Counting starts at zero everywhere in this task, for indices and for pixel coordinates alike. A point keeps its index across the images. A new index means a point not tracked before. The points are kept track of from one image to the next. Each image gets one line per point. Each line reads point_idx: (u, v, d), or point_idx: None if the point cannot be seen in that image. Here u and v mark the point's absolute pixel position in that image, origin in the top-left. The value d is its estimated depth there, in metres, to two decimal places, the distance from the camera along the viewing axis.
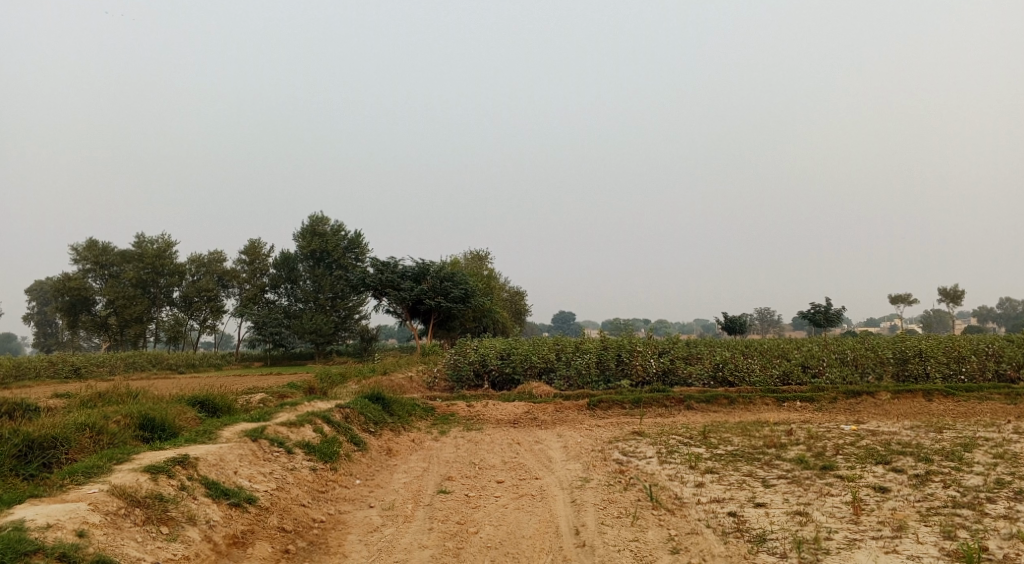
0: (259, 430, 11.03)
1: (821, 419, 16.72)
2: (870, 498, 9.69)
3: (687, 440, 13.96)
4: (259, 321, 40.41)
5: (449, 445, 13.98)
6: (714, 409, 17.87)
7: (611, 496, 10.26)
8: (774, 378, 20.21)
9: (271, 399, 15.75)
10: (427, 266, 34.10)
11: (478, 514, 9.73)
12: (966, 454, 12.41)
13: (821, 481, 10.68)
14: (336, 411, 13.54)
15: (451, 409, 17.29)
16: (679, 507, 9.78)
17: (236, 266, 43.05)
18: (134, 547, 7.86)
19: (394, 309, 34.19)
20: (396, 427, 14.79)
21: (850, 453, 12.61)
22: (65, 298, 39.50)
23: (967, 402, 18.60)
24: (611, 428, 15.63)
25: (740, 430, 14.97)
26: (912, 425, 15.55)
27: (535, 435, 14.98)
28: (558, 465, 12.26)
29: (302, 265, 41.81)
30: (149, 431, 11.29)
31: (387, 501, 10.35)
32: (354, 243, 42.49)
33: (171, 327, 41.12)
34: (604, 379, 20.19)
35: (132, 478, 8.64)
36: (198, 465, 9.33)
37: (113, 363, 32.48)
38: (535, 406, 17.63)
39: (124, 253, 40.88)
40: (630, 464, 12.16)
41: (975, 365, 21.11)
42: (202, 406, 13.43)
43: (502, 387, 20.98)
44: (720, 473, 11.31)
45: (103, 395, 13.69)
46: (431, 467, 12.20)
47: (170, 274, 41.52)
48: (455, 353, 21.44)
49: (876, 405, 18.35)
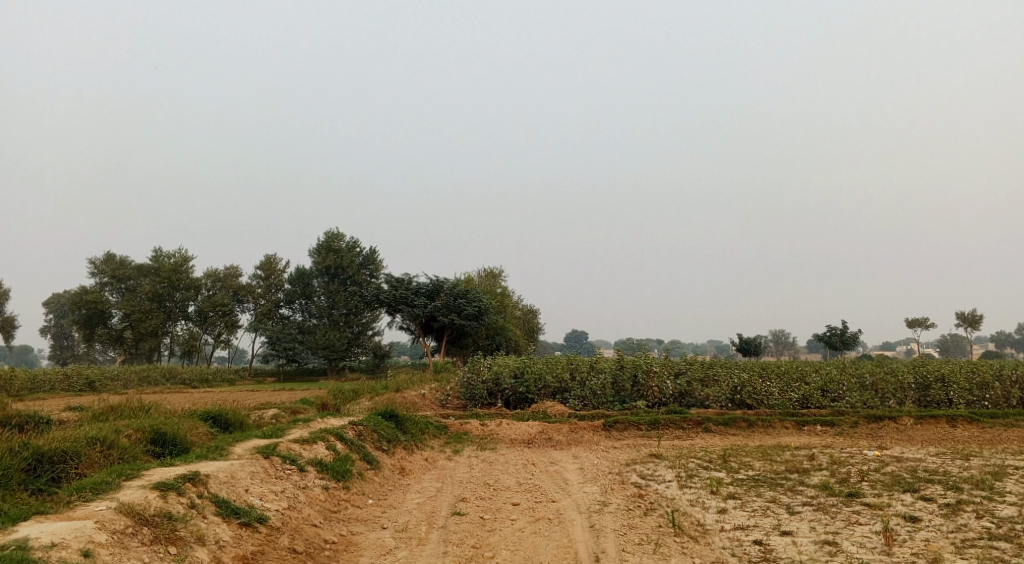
0: (272, 447, 10.82)
1: (842, 444, 16.31)
2: (902, 528, 9.34)
3: (707, 463, 13.63)
4: (273, 336, 40.35)
5: (463, 465, 13.72)
6: (733, 433, 17.50)
7: (632, 521, 9.96)
8: (793, 402, 19.79)
9: (284, 415, 15.56)
10: (441, 283, 33.95)
11: (495, 538, 9.45)
12: (997, 483, 12.01)
13: (849, 509, 10.34)
14: (349, 428, 13.32)
15: (464, 427, 17.02)
16: (702, 534, 9.47)
17: (251, 281, 43.12)
18: None
19: (407, 325, 34.04)
20: (409, 445, 14.54)
21: (876, 480, 12.23)
22: (82, 311, 39.70)
23: (992, 429, 18.14)
24: (628, 450, 15.30)
25: (760, 454, 14.61)
26: (938, 452, 15.13)
27: (551, 456, 14.67)
28: (575, 487, 11.96)
29: (317, 281, 41.79)
30: (160, 446, 11.10)
31: (400, 522, 10.09)
32: (369, 260, 42.39)
33: (185, 342, 41.12)
34: (619, 400, 19.89)
35: (141, 495, 8.43)
36: (209, 482, 9.12)
37: (127, 377, 32.44)
38: (550, 426, 17.33)
39: (141, 267, 41.00)
40: (649, 488, 11.85)
41: (999, 391, 20.62)
42: (214, 421, 13.26)
43: (516, 406, 20.70)
44: (743, 499, 10.99)
45: (115, 408, 13.54)
46: (445, 488, 11.92)
47: (186, 288, 41.57)
48: (468, 371, 21.17)
49: (899, 431, 17.92)
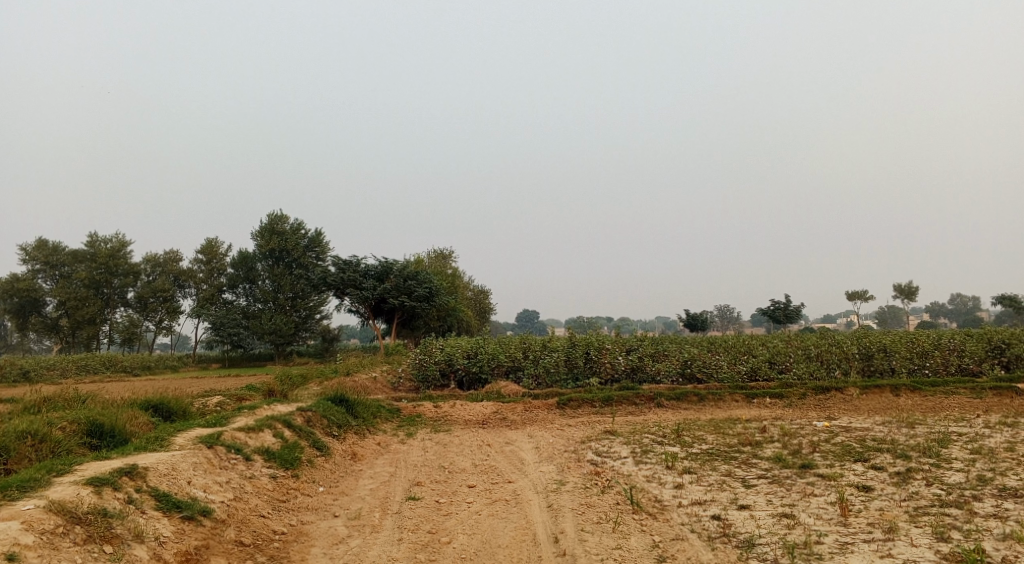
0: (215, 436, 10.35)
1: (792, 416, 16.50)
2: (856, 498, 9.41)
3: (661, 438, 13.60)
4: (216, 322, 39.26)
5: (416, 448, 13.44)
6: (685, 407, 17.57)
7: (589, 500, 9.83)
8: (742, 374, 19.96)
9: (229, 402, 15.06)
10: (390, 265, 33.38)
11: (451, 522, 9.22)
12: (942, 450, 12.23)
13: (803, 481, 10.38)
14: (297, 415, 12.90)
15: (417, 410, 16.72)
16: (660, 510, 9.39)
17: (192, 265, 41.88)
18: None
19: (356, 308, 33.42)
20: (361, 430, 14.20)
21: (827, 451, 12.35)
22: (14, 300, 38.08)
23: (933, 397, 18.59)
24: (582, 427, 15.20)
25: (712, 428, 14.67)
26: (884, 420, 15.40)
27: (505, 436, 14.48)
28: (531, 467, 11.78)
29: (261, 265, 40.65)
30: (98, 438, 10.57)
31: (352, 510, 9.78)
32: (314, 242, 41.51)
33: (125, 329, 39.74)
34: (573, 377, 19.79)
35: (72, 492, 7.95)
36: (148, 475, 8.67)
37: (64, 367, 31.21)
38: (504, 406, 17.14)
39: (76, 252, 39.49)
40: (605, 465, 11.76)
41: (938, 359, 21.12)
42: (155, 411, 12.72)
43: (469, 387, 20.45)
44: (699, 474, 10.96)
45: (49, 399, 12.86)
46: (399, 472, 11.64)
47: (125, 274, 40.22)
48: (419, 353, 20.78)
49: (845, 401, 18.23)
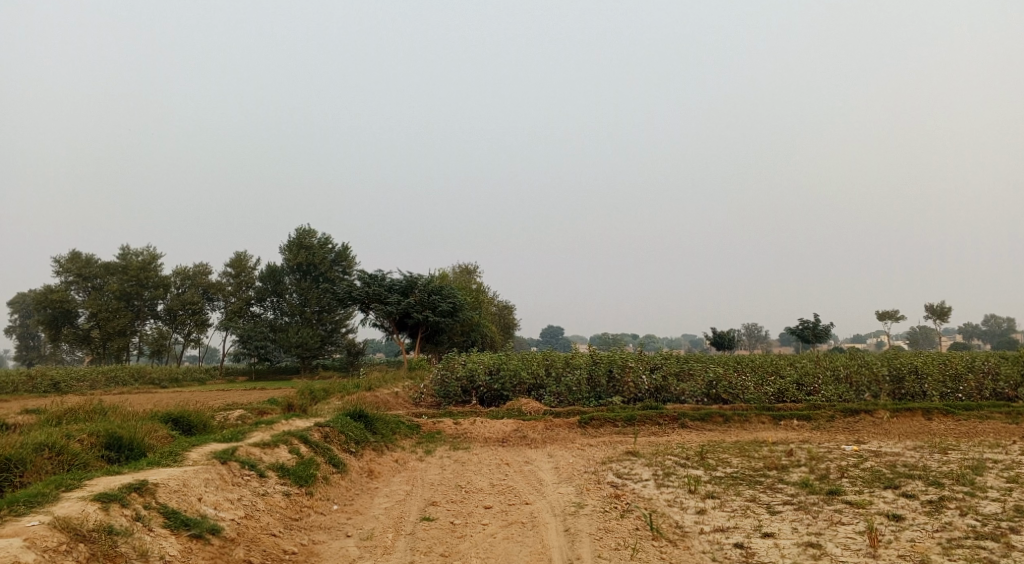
0: (230, 452, 10.24)
1: (820, 439, 16.07)
2: (886, 528, 9.04)
3: (684, 461, 13.27)
4: (243, 335, 39.50)
5: (434, 465, 13.26)
6: (709, 428, 17.21)
7: (608, 524, 9.57)
8: (768, 395, 19.52)
9: (249, 416, 15.02)
10: (415, 279, 33.33)
11: (465, 545, 9.00)
12: (977, 478, 11.79)
13: (830, 508, 10.03)
14: (315, 430, 12.77)
15: (437, 426, 16.54)
16: (681, 537, 9.10)
17: (221, 278, 42.22)
18: None
19: (380, 323, 33.39)
20: (379, 446, 14.05)
21: (856, 476, 11.96)
22: (47, 310, 38.59)
23: (967, 421, 18.04)
24: (603, 448, 14.93)
25: (737, 450, 14.31)
26: (915, 446, 14.93)
27: (525, 455, 14.25)
28: (549, 488, 11.54)
29: (288, 278, 40.85)
30: (115, 451, 10.52)
31: (365, 530, 9.60)
32: (341, 256, 41.63)
33: (154, 340, 40.07)
34: (595, 396, 19.54)
35: (79, 508, 7.89)
36: (157, 491, 8.59)
37: (94, 378, 31.49)
38: (525, 424, 16.90)
39: (108, 265, 40.01)
40: (625, 487, 11.48)
41: (972, 383, 20.52)
42: (175, 424, 12.67)
43: (491, 403, 20.25)
44: (722, 498, 10.64)
45: (72, 410, 12.88)
46: (415, 491, 11.45)
47: (155, 286, 40.63)
48: (442, 368, 20.63)
49: (875, 424, 17.75)
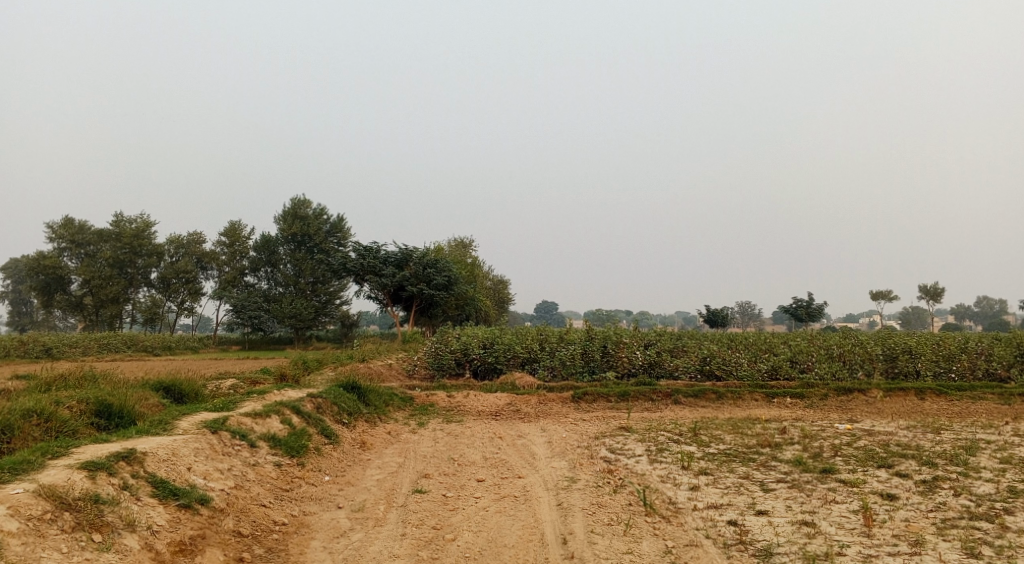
0: (221, 421, 10.12)
1: (813, 417, 16.04)
2: (880, 507, 9.01)
3: (677, 437, 13.23)
4: (237, 304, 39.32)
5: (427, 438, 13.19)
6: (702, 404, 17.17)
7: (601, 499, 9.51)
8: (762, 372, 19.48)
9: (242, 385, 14.90)
10: (410, 252, 33.10)
11: (457, 519, 8.94)
12: (970, 458, 11.76)
13: (824, 487, 9.99)
14: (307, 401, 12.66)
15: (430, 399, 16.46)
16: (674, 513, 9.04)
17: (215, 248, 41.95)
18: (56, 559, 7.05)
19: (374, 295, 33.18)
20: (371, 418, 13.96)
21: (849, 455, 11.93)
22: (40, 277, 38.28)
23: (960, 402, 18.04)
24: (597, 422, 14.88)
25: (730, 427, 14.27)
26: (908, 425, 14.92)
27: (518, 429, 14.19)
28: (542, 462, 11.48)
29: (283, 249, 40.57)
30: (105, 419, 10.39)
31: (357, 501, 9.53)
32: (336, 228, 41.29)
33: (147, 309, 39.84)
34: (589, 370, 19.47)
35: (65, 476, 7.79)
36: (146, 460, 8.48)
37: (87, 345, 31.35)
38: (518, 397, 16.85)
39: (101, 232, 39.67)
40: (618, 462, 11.43)
41: (965, 363, 20.50)
42: (166, 392, 12.55)
43: (484, 377, 20.15)
44: (715, 475, 10.60)
45: (62, 376, 12.73)
46: (407, 463, 11.37)
47: (149, 255, 40.33)
48: (435, 341, 20.50)
49: (868, 403, 17.74)
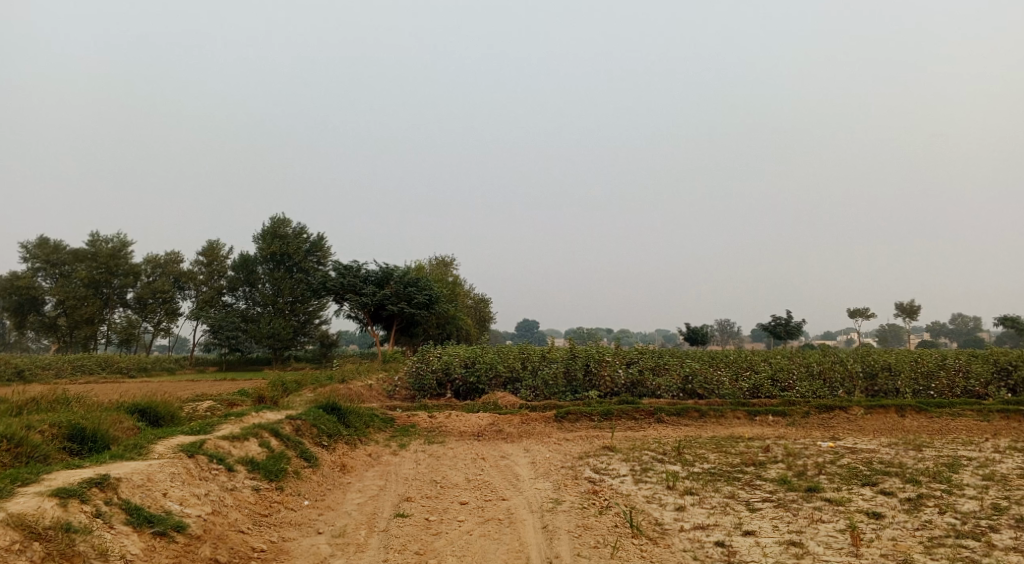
0: (198, 445, 9.89)
1: (796, 435, 16.01)
2: (867, 526, 8.96)
3: (661, 456, 13.14)
4: (215, 324, 38.85)
5: (409, 460, 12.99)
6: (685, 423, 17.11)
7: (586, 521, 9.38)
8: (743, 391, 19.48)
9: (219, 408, 14.62)
10: (391, 271, 32.90)
11: (440, 543, 8.77)
12: (953, 475, 11.77)
13: (809, 506, 9.93)
14: (286, 423, 12.44)
15: (412, 420, 16.26)
16: (661, 535, 8.94)
17: (193, 267, 41.50)
18: None
19: (354, 314, 32.90)
20: (352, 440, 13.74)
21: (833, 473, 11.90)
22: (13, 298, 37.70)
23: (939, 419, 18.13)
24: (580, 442, 14.76)
25: (714, 446, 14.21)
26: (890, 442, 14.94)
27: (501, 450, 14.03)
28: (526, 484, 11.34)
29: (261, 268, 40.20)
30: (78, 443, 10.12)
31: (338, 526, 9.33)
32: (316, 247, 40.91)
33: (123, 329, 39.24)
34: (571, 390, 19.36)
35: (35, 504, 7.57)
36: (120, 486, 8.26)
37: (60, 367, 30.76)
38: (501, 417, 16.70)
39: (77, 252, 39.17)
40: (603, 483, 11.31)
41: (943, 380, 20.64)
42: (142, 415, 12.28)
43: (466, 397, 19.97)
44: (701, 495, 10.51)
45: (34, 399, 12.42)
46: (389, 486, 11.18)
47: (125, 274, 39.78)
48: (417, 361, 20.30)
49: (850, 421, 17.77)
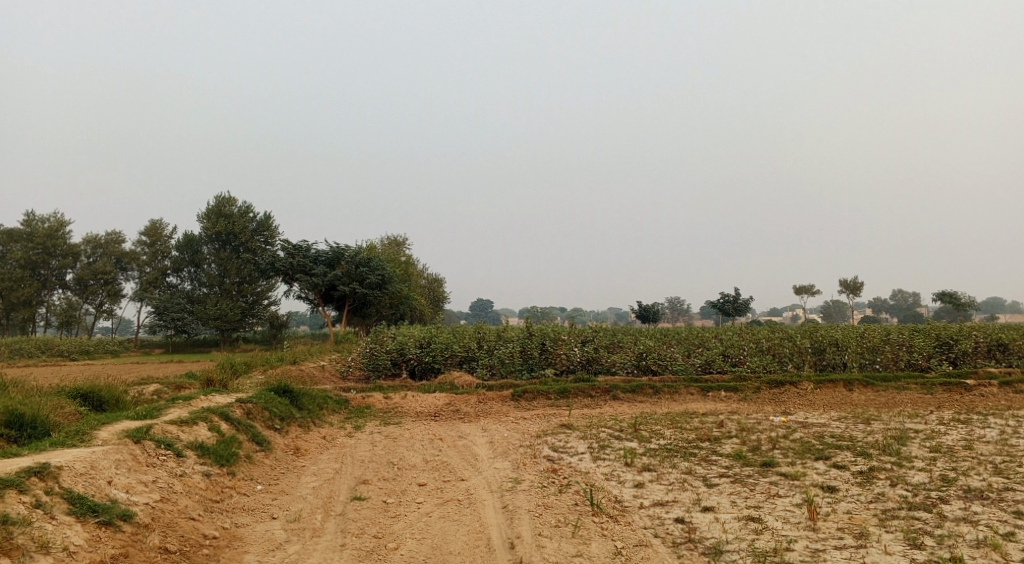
0: (144, 430, 9.52)
1: (748, 410, 16.23)
2: (823, 499, 9.09)
3: (618, 433, 13.15)
4: (159, 306, 37.80)
5: (364, 442, 12.78)
6: (640, 399, 17.22)
7: (547, 500, 9.31)
8: (696, 366, 19.69)
9: (166, 391, 14.17)
10: (342, 250, 32.32)
11: (399, 526, 8.61)
12: (902, 448, 12.03)
13: (766, 480, 10.03)
14: (237, 406, 12.08)
15: (367, 401, 16.02)
16: (621, 512, 8.93)
17: (135, 248, 40.29)
18: None
19: (305, 295, 32.31)
20: (305, 422, 13.44)
21: (787, 447, 12.06)
22: None
23: (885, 392, 18.57)
24: (538, 421, 14.71)
25: (669, 422, 14.29)
26: (840, 416, 15.23)
27: (458, 430, 13.89)
28: (485, 464, 11.23)
29: (206, 248, 39.21)
30: (16, 430, 9.66)
31: (293, 511, 9.10)
32: (263, 226, 39.93)
33: (63, 311, 37.93)
34: (527, 367, 19.30)
35: None
36: (61, 475, 7.89)
37: None
38: (456, 397, 16.56)
39: (11, 232, 37.68)
40: (562, 461, 11.26)
41: (888, 354, 21.15)
42: (84, 399, 11.80)
43: (421, 377, 19.72)
44: (658, 472, 10.52)
45: None
46: (344, 469, 10.95)
47: (63, 255, 38.41)
48: (370, 341, 19.97)
49: (799, 395, 18.10)
